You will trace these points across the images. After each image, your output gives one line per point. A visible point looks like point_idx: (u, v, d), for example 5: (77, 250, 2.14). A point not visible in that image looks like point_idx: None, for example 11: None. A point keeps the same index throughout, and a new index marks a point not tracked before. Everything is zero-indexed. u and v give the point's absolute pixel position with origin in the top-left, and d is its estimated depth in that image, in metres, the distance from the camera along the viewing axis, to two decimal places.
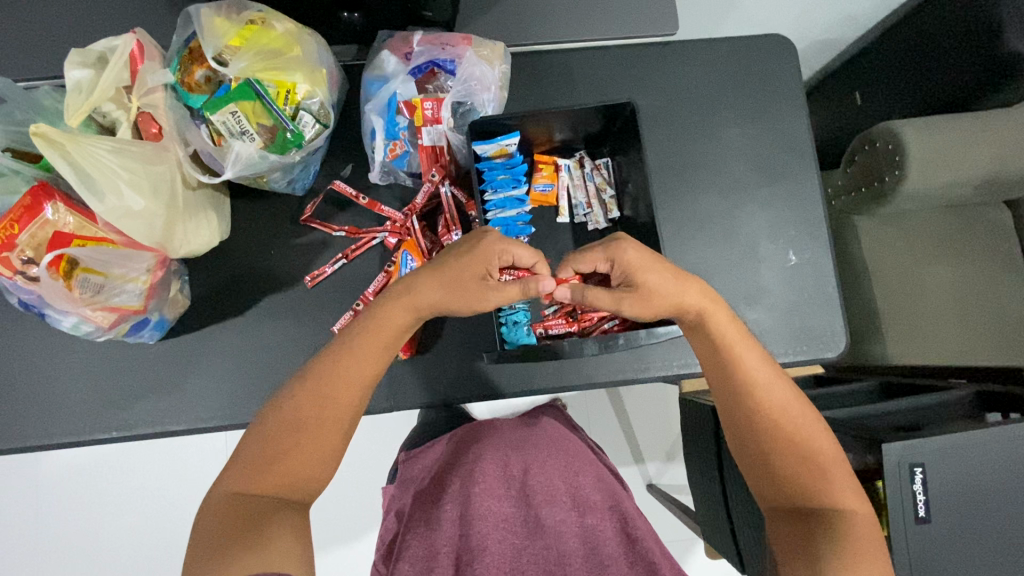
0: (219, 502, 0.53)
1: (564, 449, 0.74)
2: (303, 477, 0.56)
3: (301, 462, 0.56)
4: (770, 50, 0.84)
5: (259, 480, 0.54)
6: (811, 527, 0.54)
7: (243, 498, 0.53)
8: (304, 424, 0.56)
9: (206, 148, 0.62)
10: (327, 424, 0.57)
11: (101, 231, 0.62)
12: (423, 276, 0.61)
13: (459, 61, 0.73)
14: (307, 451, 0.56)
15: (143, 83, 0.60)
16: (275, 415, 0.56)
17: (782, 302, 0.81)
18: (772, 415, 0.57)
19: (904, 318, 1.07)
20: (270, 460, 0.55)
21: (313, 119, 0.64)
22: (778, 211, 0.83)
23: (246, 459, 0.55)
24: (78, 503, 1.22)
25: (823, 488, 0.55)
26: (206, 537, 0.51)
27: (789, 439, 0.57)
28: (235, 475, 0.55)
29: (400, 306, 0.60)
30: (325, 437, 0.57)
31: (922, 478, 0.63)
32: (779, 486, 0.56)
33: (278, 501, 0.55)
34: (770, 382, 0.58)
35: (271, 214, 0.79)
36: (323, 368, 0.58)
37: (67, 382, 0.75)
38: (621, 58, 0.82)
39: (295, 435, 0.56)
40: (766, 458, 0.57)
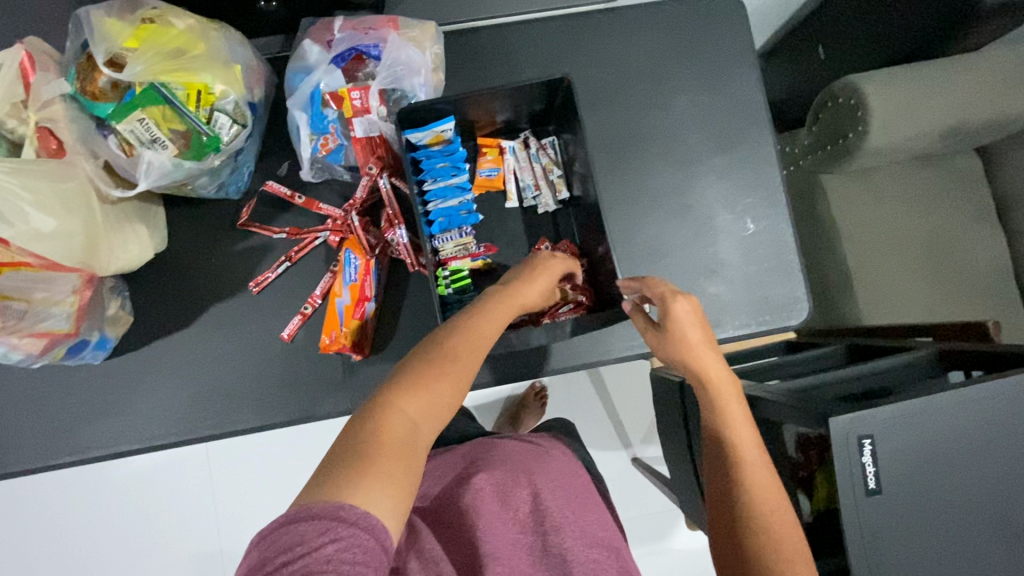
0: (377, 407, 0.49)
1: (572, 479, 0.73)
2: (438, 414, 0.51)
3: (442, 397, 0.51)
4: (717, 9, 0.80)
5: (409, 397, 0.50)
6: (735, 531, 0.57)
7: (391, 411, 0.49)
8: (455, 356, 0.53)
9: (117, 160, 0.59)
10: (462, 371, 0.53)
11: (18, 255, 0.57)
12: (523, 284, 0.61)
13: (384, 45, 0.69)
14: (443, 392, 0.51)
15: (38, 96, 0.56)
16: (439, 343, 0.54)
17: (742, 272, 0.79)
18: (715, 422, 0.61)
19: (869, 277, 1.06)
20: (421, 379, 0.51)
21: (229, 120, 0.61)
22: (734, 179, 0.80)
23: (406, 372, 0.52)
24: (71, 518, 1.24)
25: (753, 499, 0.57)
26: (347, 443, 0.47)
27: (771, 478, 0.58)
28: (397, 385, 0.50)
29: (513, 307, 0.59)
30: (460, 380, 0.53)
31: (871, 449, 0.62)
32: (763, 517, 0.56)
33: (413, 432, 0.49)
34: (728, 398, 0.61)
35: (206, 219, 0.76)
36: (476, 327, 0.56)
37: (13, 408, 0.74)
38: (560, 29, 0.79)
39: (445, 365, 0.52)
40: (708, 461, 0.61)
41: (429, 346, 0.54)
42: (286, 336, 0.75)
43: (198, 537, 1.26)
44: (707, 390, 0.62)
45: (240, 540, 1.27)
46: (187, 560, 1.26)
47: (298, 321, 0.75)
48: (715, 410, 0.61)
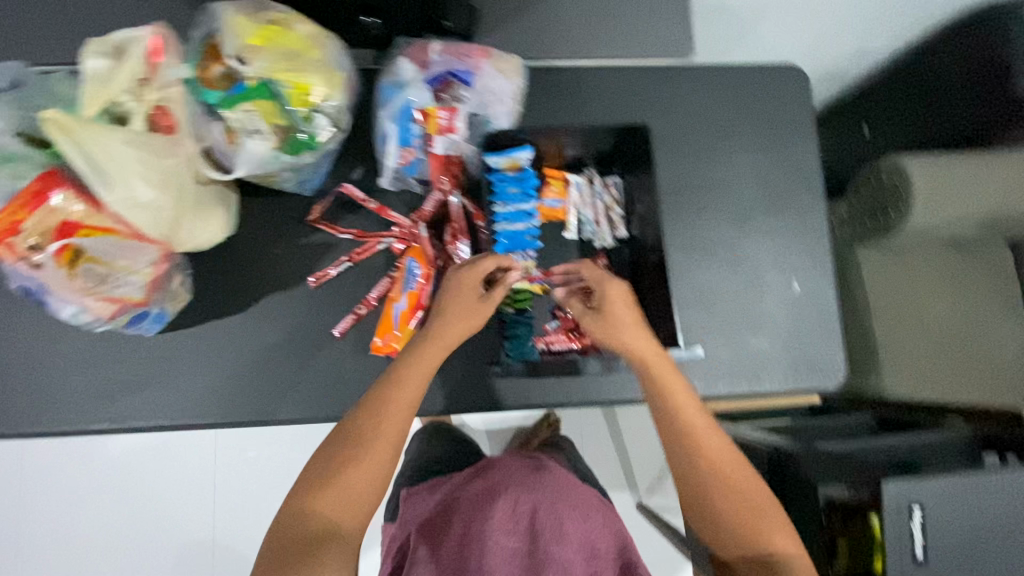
0: (290, 516, 0.61)
1: (570, 485, 0.78)
2: (359, 490, 0.62)
3: (356, 480, 0.62)
4: (783, 79, 0.85)
5: (320, 499, 0.61)
6: (761, 569, 0.62)
7: (303, 515, 0.60)
8: (360, 437, 0.63)
9: (219, 145, 0.62)
10: (381, 440, 0.62)
11: (108, 222, 0.61)
12: (444, 319, 0.66)
13: (476, 72, 0.73)
14: (360, 472, 0.62)
15: (160, 77, 0.59)
16: (338, 432, 0.63)
17: (784, 330, 0.81)
18: (698, 460, 0.64)
19: (897, 355, 1.06)
20: (331, 475, 0.62)
21: (327, 122, 0.65)
22: (785, 240, 0.83)
23: (312, 472, 0.63)
24: (70, 488, 1.23)
25: (758, 534, 0.63)
26: (291, 538, 0.60)
27: (735, 481, 0.64)
28: (308, 482, 0.62)
29: (433, 351, 0.66)
30: (378, 453, 0.62)
31: (920, 517, 0.67)
32: (731, 533, 0.63)
33: (331, 527, 0.60)
34: (703, 429, 0.64)
35: (277, 212, 0.78)
36: (373, 402, 0.64)
37: (62, 369, 0.75)
38: (635, 78, 0.83)
39: (352, 449, 0.62)
40: (706, 501, 0.64)
41: (346, 438, 0.62)
42: (338, 333, 0.77)
43: (193, 526, 1.24)
44: (686, 427, 0.64)
45: (233, 534, 1.25)
46: (178, 549, 1.24)
47: (350, 320, 0.77)
48: (666, 425, 0.65)
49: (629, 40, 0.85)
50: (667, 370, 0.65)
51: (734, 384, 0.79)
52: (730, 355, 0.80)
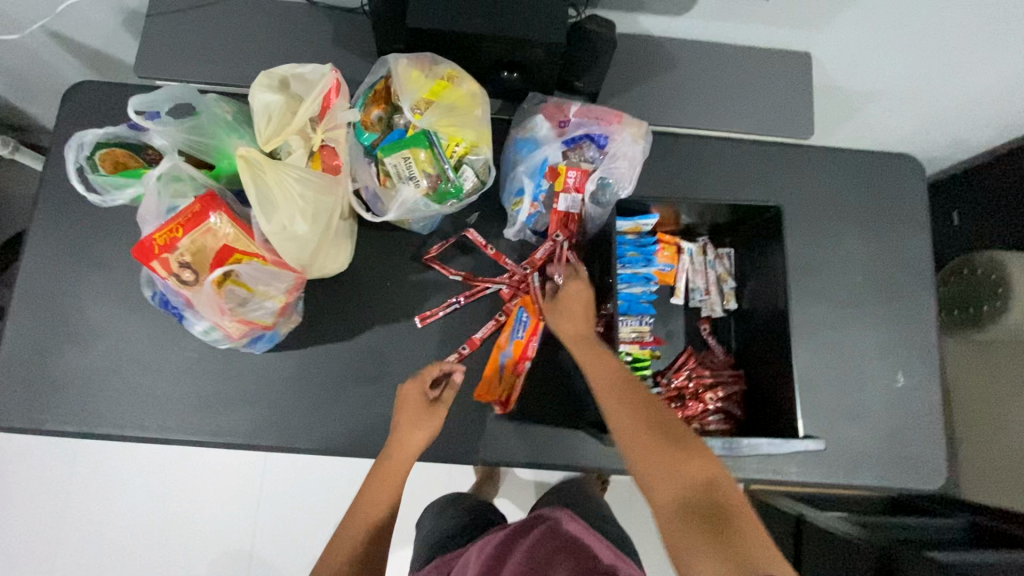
0: None
1: (548, 551, 0.57)
2: None
3: None
4: (901, 170, 0.85)
5: None
6: (716, 521, 0.53)
7: None
8: (340, 565, 0.67)
9: (373, 186, 0.65)
10: (355, 554, 0.68)
11: (255, 247, 0.63)
12: (400, 433, 0.71)
13: (611, 137, 0.75)
14: None
15: (332, 119, 0.62)
16: (319, 561, 0.69)
17: (885, 423, 0.79)
18: (636, 414, 0.63)
19: (980, 452, 1.03)
20: None
21: (473, 174, 0.67)
22: (891, 331, 0.82)
23: None
24: (115, 481, 1.22)
25: (706, 480, 0.57)
26: None
27: (658, 434, 0.61)
28: None
29: (394, 463, 0.71)
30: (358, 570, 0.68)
31: None
32: (663, 478, 0.58)
33: None
34: (634, 382, 0.66)
35: (392, 247, 0.80)
36: (357, 510, 0.72)
37: (170, 375, 0.77)
38: (752, 154, 0.85)
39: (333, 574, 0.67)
40: (650, 457, 0.59)
41: (324, 568, 0.68)
42: None
43: (231, 537, 1.22)
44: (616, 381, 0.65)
45: (270, 550, 1.22)
46: (212, 558, 1.22)
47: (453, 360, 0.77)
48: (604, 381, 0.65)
49: (750, 115, 0.86)
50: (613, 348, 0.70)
51: (831, 474, 0.77)
52: (827, 444, 0.78)
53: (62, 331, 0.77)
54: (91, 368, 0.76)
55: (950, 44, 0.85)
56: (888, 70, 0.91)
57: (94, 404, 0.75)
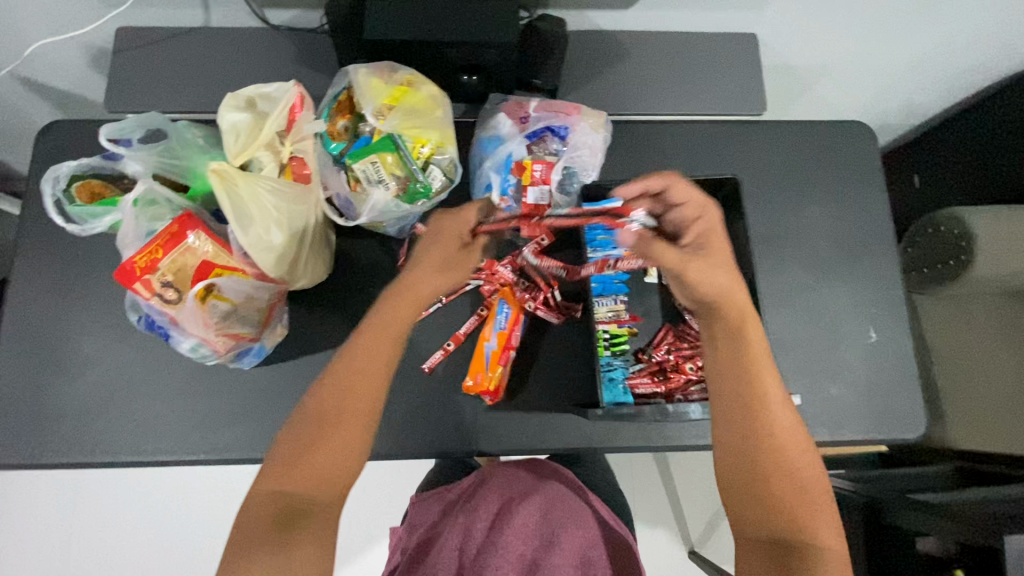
0: (256, 499, 0.58)
1: (569, 504, 0.80)
2: (320, 477, 0.59)
3: (325, 461, 0.59)
4: (852, 135, 0.89)
5: (286, 478, 0.58)
6: (792, 558, 0.57)
7: (274, 495, 0.58)
8: (330, 418, 0.60)
9: (343, 192, 0.66)
10: (351, 418, 0.60)
11: (236, 261, 0.65)
12: (421, 270, 0.65)
13: (571, 128, 0.78)
14: (325, 456, 0.59)
15: (299, 131, 0.65)
16: (307, 408, 0.61)
17: (864, 379, 0.82)
18: (761, 440, 0.60)
19: (967, 401, 1.05)
20: (294, 457, 0.59)
21: (440, 173, 0.69)
22: (860, 289, 0.85)
23: (280, 458, 0.59)
24: (116, 518, 1.21)
25: (807, 525, 0.58)
26: (250, 524, 0.57)
27: (773, 475, 0.59)
28: (272, 470, 0.59)
29: (406, 302, 0.64)
30: (345, 433, 0.60)
31: None
32: (759, 512, 0.59)
33: (308, 501, 0.58)
34: (779, 408, 0.61)
35: (371, 252, 0.82)
36: (336, 378, 0.61)
37: (163, 398, 0.78)
38: (711, 133, 0.88)
39: (321, 426, 0.60)
40: (754, 483, 0.60)
41: (309, 416, 0.60)
42: (428, 368, 0.78)
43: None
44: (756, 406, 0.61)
45: None
46: None
47: (440, 355, 0.79)
48: (732, 406, 0.62)
49: (705, 97, 0.89)
50: (766, 367, 0.63)
51: (818, 431, 0.79)
52: (810, 403, 0.80)
53: (53, 365, 0.78)
54: (85, 399, 0.77)
55: (885, 13, 0.89)
56: (832, 43, 0.96)
57: (91, 434, 0.76)
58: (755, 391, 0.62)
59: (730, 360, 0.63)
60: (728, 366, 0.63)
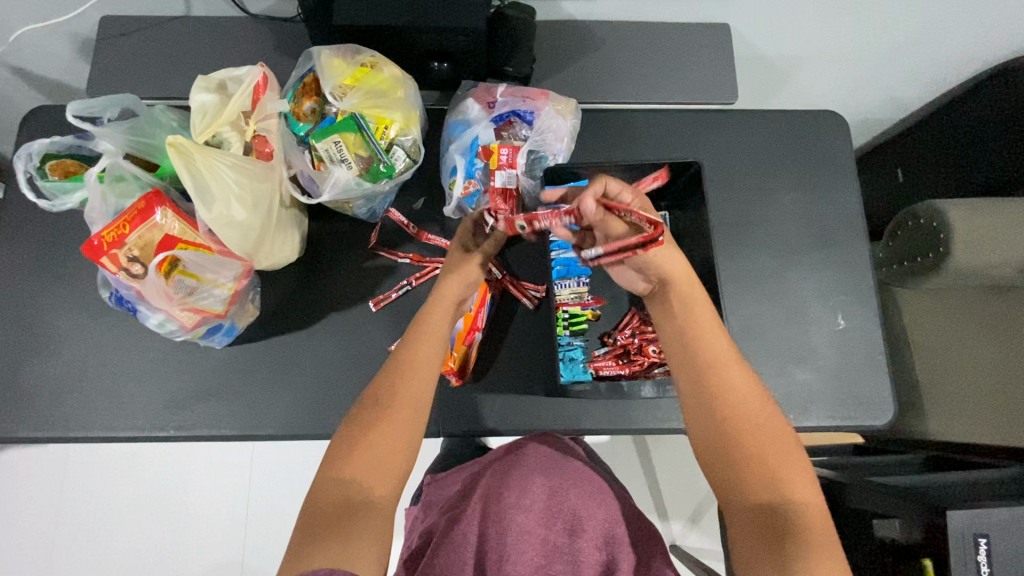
0: (321, 486, 0.58)
1: (584, 484, 0.78)
2: (387, 461, 0.59)
3: (387, 442, 0.60)
4: (824, 123, 0.89)
5: (351, 462, 0.58)
6: (775, 523, 0.55)
7: (342, 480, 0.57)
8: (387, 401, 0.62)
9: (307, 171, 0.68)
10: (404, 400, 0.62)
11: (202, 238, 0.67)
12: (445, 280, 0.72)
13: (537, 112, 0.79)
14: (388, 436, 0.60)
15: (262, 110, 0.67)
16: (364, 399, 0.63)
17: (831, 364, 0.82)
18: (722, 399, 0.61)
19: (943, 393, 1.04)
20: (355, 444, 0.59)
21: (404, 154, 0.71)
22: (830, 276, 0.85)
23: (341, 445, 0.60)
24: (109, 499, 1.25)
25: (783, 483, 0.56)
26: (313, 512, 0.56)
27: (746, 432, 0.59)
28: (333, 459, 0.59)
29: (441, 309, 0.70)
30: (403, 420, 0.61)
31: (987, 548, 0.73)
32: (740, 479, 0.58)
33: (367, 491, 0.57)
34: (734, 366, 0.63)
35: (343, 235, 0.83)
36: (400, 364, 0.64)
37: (136, 375, 0.79)
38: (682, 120, 0.89)
39: (379, 410, 0.61)
40: (722, 446, 0.60)
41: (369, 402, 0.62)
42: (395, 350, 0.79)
43: (227, 546, 1.24)
44: (711, 362, 0.63)
45: (262, 557, 1.24)
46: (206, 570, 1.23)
47: None
48: (696, 365, 0.63)
49: (677, 87, 0.90)
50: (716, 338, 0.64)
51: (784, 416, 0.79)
52: (777, 388, 0.81)
53: (30, 341, 0.79)
54: (62, 375, 0.79)
55: (858, 5, 0.90)
56: (807, 35, 0.96)
57: (67, 409, 0.78)
58: (716, 351, 0.64)
59: (682, 324, 0.66)
60: (684, 327, 0.66)
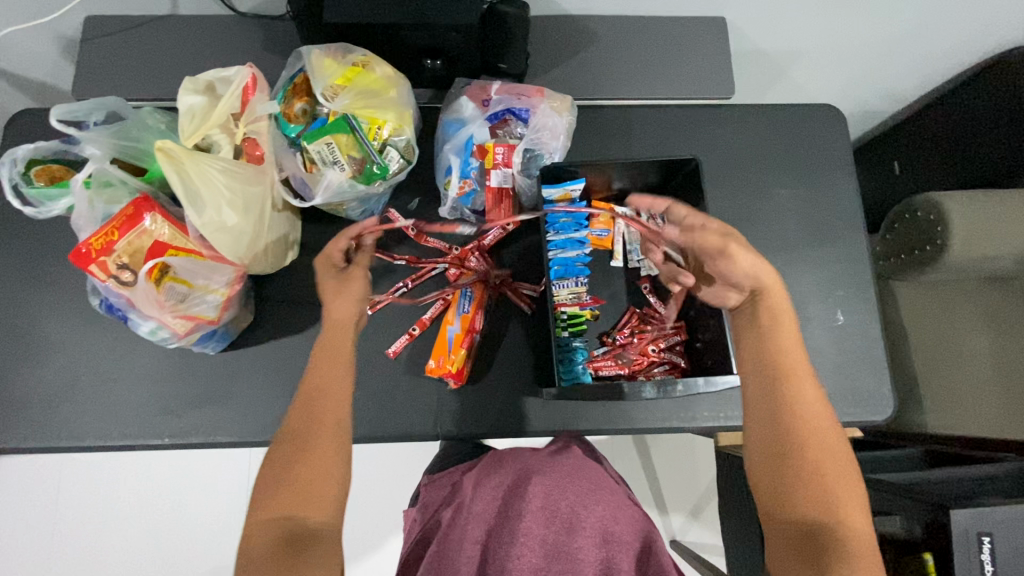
0: (255, 529, 0.55)
1: (581, 482, 0.77)
2: (315, 491, 0.57)
3: (312, 471, 0.58)
4: (822, 117, 0.89)
5: (279, 500, 0.56)
6: (818, 547, 0.54)
7: (275, 518, 0.55)
8: (308, 434, 0.60)
9: (299, 174, 0.67)
10: (323, 431, 0.60)
11: (192, 243, 0.66)
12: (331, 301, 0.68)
13: (532, 110, 0.78)
14: (309, 467, 0.58)
15: (252, 112, 0.66)
16: (286, 435, 0.61)
17: (831, 361, 0.82)
18: (789, 414, 0.59)
19: (942, 386, 1.05)
20: (283, 480, 0.57)
21: (398, 155, 0.69)
22: (828, 272, 0.85)
23: (270, 483, 0.58)
24: (105, 506, 1.24)
25: (833, 507, 0.55)
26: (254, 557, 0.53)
27: (809, 449, 0.58)
28: (263, 498, 0.57)
29: (336, 330, 0.67)
30: (326, 449, 0.59)
31: (990, 546, 0.74)
32: (790, 497, 0.57)
33: (301, 525, 0.55)
34: (806, 381, 0.60)
35: (337, 238, 0.82)
36: (308, 395, 0.63)
37: (129, 383, 0.78)
38: (680, 116, 0.88)
39: (301, 444, 0.59)
40: (777, 460, 0.58)
41: (288, 439, 0.60)
42: (392, 352, 0.78)
43: (224, 552, 1.23)
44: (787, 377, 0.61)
45: None
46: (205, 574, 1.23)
47: (405, 340, 0.78)
48: (769, 376, 0.61)
49: (673, 82, 0.89)
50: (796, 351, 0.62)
51: None
52: None
53: (20, 350, 0.78)
54: (53, 384, 0.78)
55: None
56: (803, 29, 0.95)
57: (58, 419, 0.77)
58: (785, 361, 0.62)
59: (758, 331, 0.64)
60: (764, 338, 0.63)
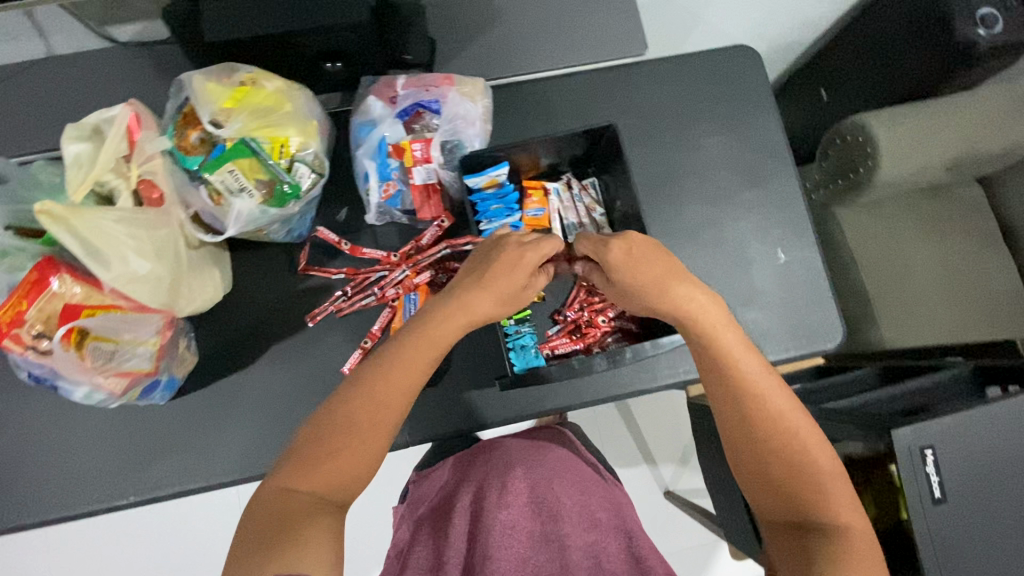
0: (269, 497, 0.55)
1: (568, 474, 0.78)
2: (346, 480, 0.57)
3: (346, 460, 0.56)
4: (737, 58, 0.88)
5: (308, 477, 0.55)
6: (807, 543, 0.56)
7: (290, 493, 0.55)
8: (356, 424, 0.57)
9: (207, 208, 0.66)
10: (373, 429, 0.57)
11: (109, 298, 0.62)
12: (473, 292, 0.62)
13: (443, 100, 0.76)
14: (346, 459, 0.56)
15: (142, 152, 0.62)
16: (330, 414, 0.58)
17: (779, 299, 0.83)
18: (759, 423, 0.59)
19: (894, 302, 1.08)
20: (315, 458, 0.56)
21: (308, 169, 0.67)
22: (764, 212, 0.86)
23: (295, 457, 0.57)
24: (97, 566, 1.22)
25: (825, 505, 0.57)
26: (257, 529, 0.53)
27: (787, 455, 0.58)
28: (283, 471, 0.56)
29: (458, 320, 0.62)
30: (366, 442, 0.57)
31: (933, 459, 0.77)
32: (775, 500, 0.59)
33: (321, 501, 0.55)
34: (771, 391, 0.59)
35: (270, 264, 0.79)
36: (366, 390, 0.58)
37: (82, 448, 0.75)
38: (596, 79, 0.86)
39: (345, 435, 0.57)
40: (758, 467, 0.59)
41: (333, 420, 0.57)
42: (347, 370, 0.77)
43: None
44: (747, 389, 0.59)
45: None
46: None
47: (358, 355, 0.77)
48: (733, 391, 0.59)
49: (584, 47, 0.88)
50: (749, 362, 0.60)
51: None
52: None
53: None
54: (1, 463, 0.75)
55: None
56: None
57: (15, 499, 0.74)
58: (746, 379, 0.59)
59: (698, 345, 0.61)
60: (712, 350, 0.60)
